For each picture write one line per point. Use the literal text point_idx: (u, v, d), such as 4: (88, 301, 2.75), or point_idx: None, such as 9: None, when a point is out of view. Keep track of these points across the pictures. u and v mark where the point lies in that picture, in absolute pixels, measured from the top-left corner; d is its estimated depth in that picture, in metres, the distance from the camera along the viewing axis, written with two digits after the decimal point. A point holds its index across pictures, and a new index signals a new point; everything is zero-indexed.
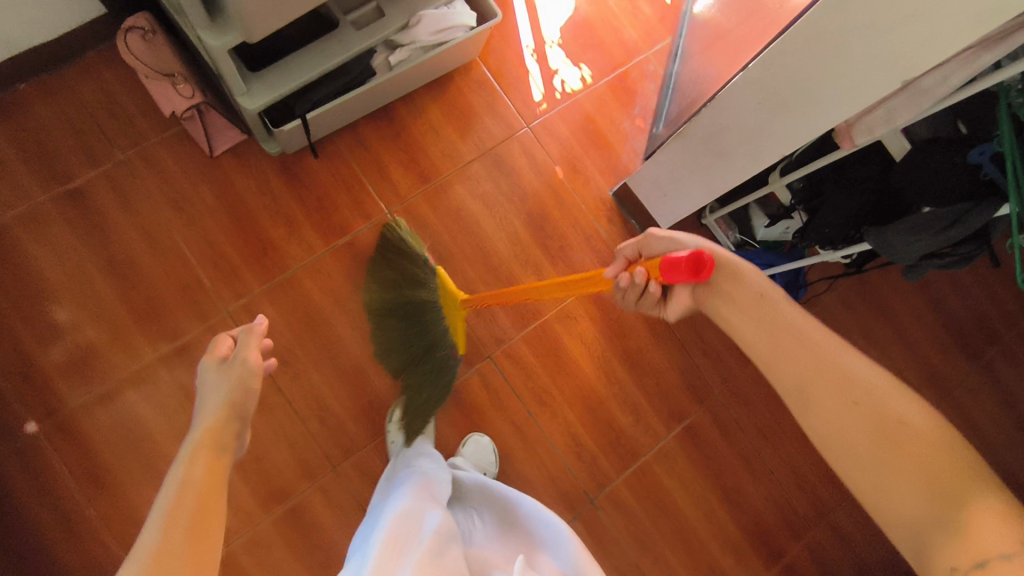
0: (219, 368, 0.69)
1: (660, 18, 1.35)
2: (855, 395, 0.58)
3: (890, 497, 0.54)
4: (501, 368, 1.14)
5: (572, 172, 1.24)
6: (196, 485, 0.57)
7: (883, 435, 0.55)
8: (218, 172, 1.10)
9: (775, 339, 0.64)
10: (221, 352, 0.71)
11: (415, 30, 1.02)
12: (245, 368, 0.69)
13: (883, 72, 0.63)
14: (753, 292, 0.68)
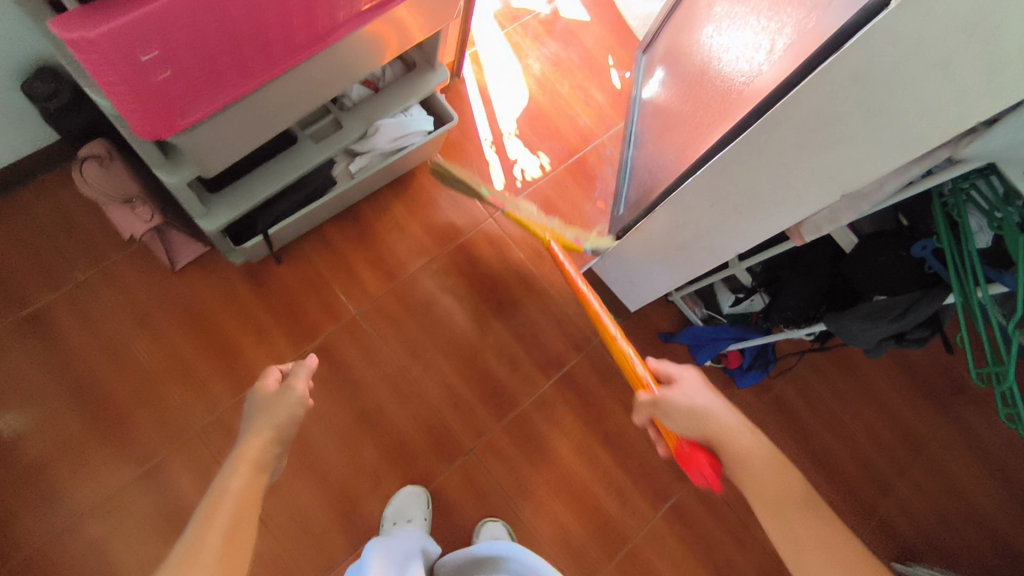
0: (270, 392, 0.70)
1: (611, 103, 1.41)
2: (829, 542, 0.60)
3: None
4: (483, 462, 1.11)
5: (537, 254, 1.24)
6: (232, 498, 0.59)
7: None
8: (181, 285, 1.08)
9: (761, 480, 0.65)
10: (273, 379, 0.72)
11: (373, 139, 1.05)
12: (290, 399, 0.68)
13: (823, 184, 0.66)
14: (726, 438, 0.68)
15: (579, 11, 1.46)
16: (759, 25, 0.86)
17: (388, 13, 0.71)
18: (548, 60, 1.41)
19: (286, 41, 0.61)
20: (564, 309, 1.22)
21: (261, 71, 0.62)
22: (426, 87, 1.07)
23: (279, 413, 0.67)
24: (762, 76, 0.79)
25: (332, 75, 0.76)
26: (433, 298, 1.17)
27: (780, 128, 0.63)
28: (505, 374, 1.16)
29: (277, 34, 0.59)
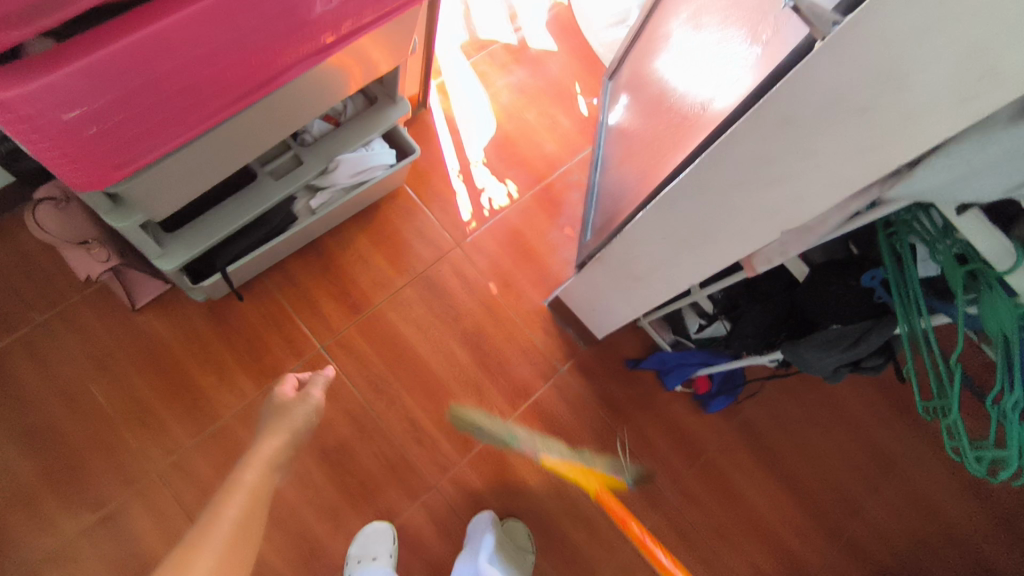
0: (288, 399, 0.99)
1: (579, 129, 1.42)
2: None
3: None
4: (446, 497, 1.12)
5: (505, 286, 1.26)
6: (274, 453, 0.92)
7: None
8: (141, 325, 1.08)
9: None
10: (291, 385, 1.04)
11: (334, 174, 1.05)
12: (306, 405, 0.99)
13: (764, 221, 0.66)
14: None
15: (546, 39, 1.47)
16: (716, 52, 0.85)
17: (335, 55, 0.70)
18: (515, 88, 1.42)
19: (228, 87, 0.60)
20: (527, 339, 1.23)
21: (197, 121, 0.61)
22: (388, 122, 1.07)
23: (293, 413, 0.96)
24: (717, 105, 0.78)
25: (273, 104, 0.76)
26: (398, 332, 1.18)
27: (721, 167, 0.64)
28: (470, 407, 1.17)
29: (216, 80, 0.58)
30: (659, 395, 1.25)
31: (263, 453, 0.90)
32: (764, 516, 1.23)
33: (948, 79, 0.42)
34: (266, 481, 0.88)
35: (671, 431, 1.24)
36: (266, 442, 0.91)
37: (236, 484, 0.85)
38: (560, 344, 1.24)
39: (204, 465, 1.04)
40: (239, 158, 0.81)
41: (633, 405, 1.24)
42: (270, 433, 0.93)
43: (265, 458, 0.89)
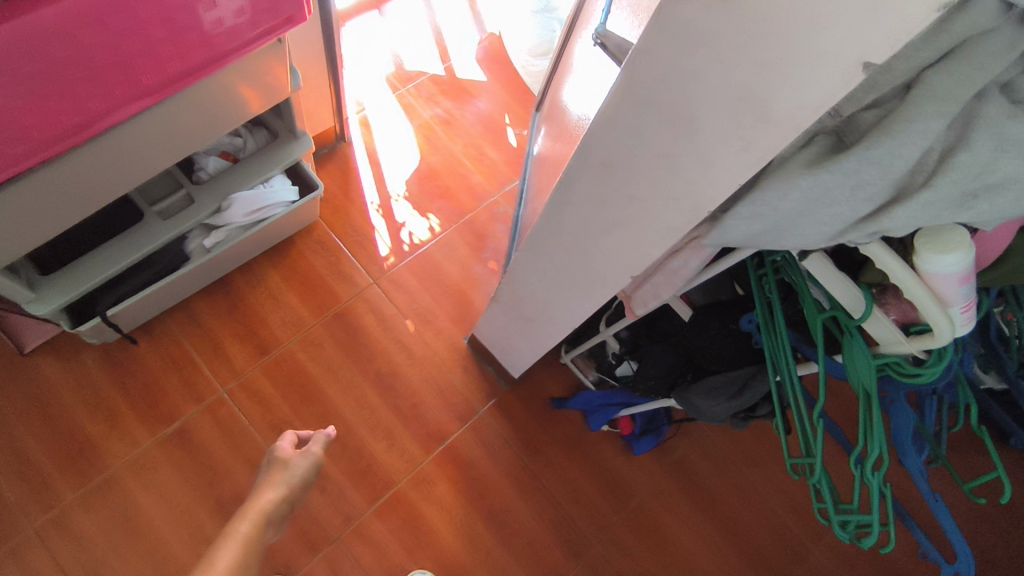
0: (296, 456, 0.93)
1: (507, 161, 1.39)
2: None
3: None
4: (351, 550, 1.05)
5: (423, 323, 1.21)
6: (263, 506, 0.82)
7: None
8: (29, 370, 1.04)
9: None
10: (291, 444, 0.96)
11: (229, 212, 1.01)
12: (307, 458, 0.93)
13: (618, 266, 0.62)
14: None
15: (474, 71, 1.46)
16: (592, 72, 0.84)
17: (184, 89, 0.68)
18: (442, 119, 1.40)
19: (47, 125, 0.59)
20: (445, 379, 1.18)
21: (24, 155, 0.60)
22: (290, 157, 1.04)
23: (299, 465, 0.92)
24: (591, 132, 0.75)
25: (121, 152, 0.73)
26: (307, 373, 1.13)
27: (567, 209, 0.60)
28: (380, 453, 1.11)
29: (14, 131, 0.57)
30: (586, 436, 1.20)
31: (265, 501, 0.84)
32: (696, 563, 1.17)
33: (729, 122, 0.38)
34: (266, 530, 0.80)
35: (599, 474, 1.18)
36: (268, 492, 0.85)
37: (231, 531, 0.76)
38: (480, 383, 1.19)
39: (87, 520, 0.99)
40: (100, 201, 0.78)
41: (556, 447, 1.18)
42: (271, 483, 0.87)
43: (263, 506, 0.82)
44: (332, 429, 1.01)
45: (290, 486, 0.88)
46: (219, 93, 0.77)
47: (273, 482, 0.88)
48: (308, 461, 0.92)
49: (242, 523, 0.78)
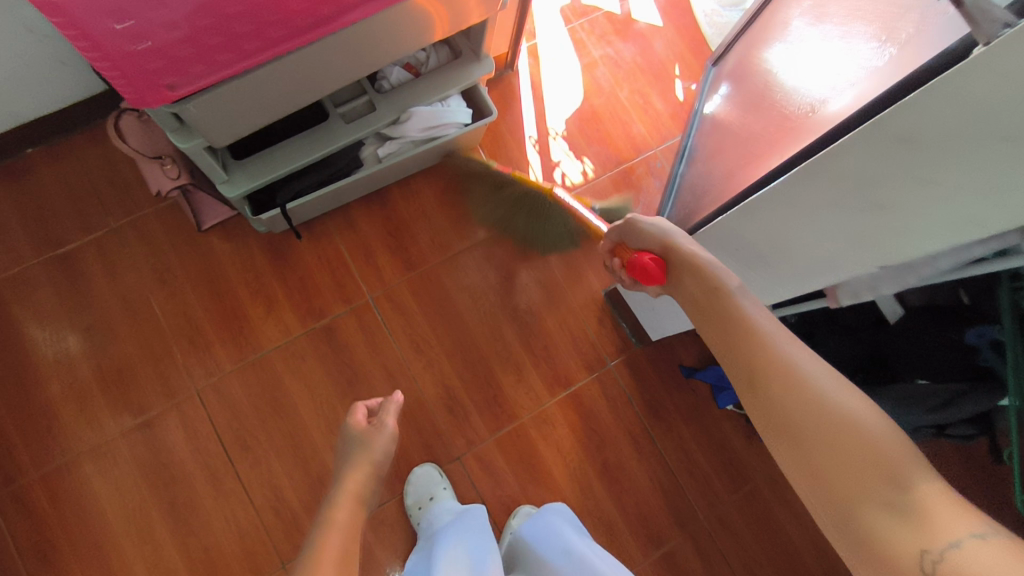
0: (364, 431, 0.75)
1: (672, 115, 1.32)
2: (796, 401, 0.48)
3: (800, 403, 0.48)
4: (469, 471, 1.10)
5: (564, 268, 1.20)
6: (350, 490, 0.65)
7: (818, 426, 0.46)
8: (204, 246, 1.11)
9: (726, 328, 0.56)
10: (359, 418, 0.77)
11: (406, 125, 1.01)
12: (383, 436, 0.74)
13: (860, 253, 0.57)
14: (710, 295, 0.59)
15: (652, 13, 1.36)
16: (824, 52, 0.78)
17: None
18: (611, 61, 1.33)
19: (283, 20, 0.58)
20: (578, 327, 1.18)
21: (256, 50, 0.59)
22: (469, 79, 1.01)
23: (371, 442, 0.73)
24: (830, 107, 0.69)
25: (336, 63, 0.72)
26: (449, 296, 1.16)
27: (818, 179, 0.55)
28: (508, 385, 1.13)
29: (263, 21, 0.56)
30: (710, 411, 1.17)
31: (351, 488, 0.66)
32: (802, 562, 1.13)
33: None
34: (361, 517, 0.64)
35: (716, 450, 1.16)
36: (357, 473, 0.67)
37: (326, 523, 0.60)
38: (611, 338, 1.18)
39: (241, 392, 1.07)
40: (300, 98, 0.76)
41: (678, 416, 1.16)
42: (355, 465, 0.69)
43: (359, 492, 0.66)
44: (400, 394, 0.82)
45: (375, 468, 0.70)
46: (433, 17, 0.74)
47: (355, 460, 0.70)
48: (388, 439, 0.73)
49: (344, 511, 0.62)
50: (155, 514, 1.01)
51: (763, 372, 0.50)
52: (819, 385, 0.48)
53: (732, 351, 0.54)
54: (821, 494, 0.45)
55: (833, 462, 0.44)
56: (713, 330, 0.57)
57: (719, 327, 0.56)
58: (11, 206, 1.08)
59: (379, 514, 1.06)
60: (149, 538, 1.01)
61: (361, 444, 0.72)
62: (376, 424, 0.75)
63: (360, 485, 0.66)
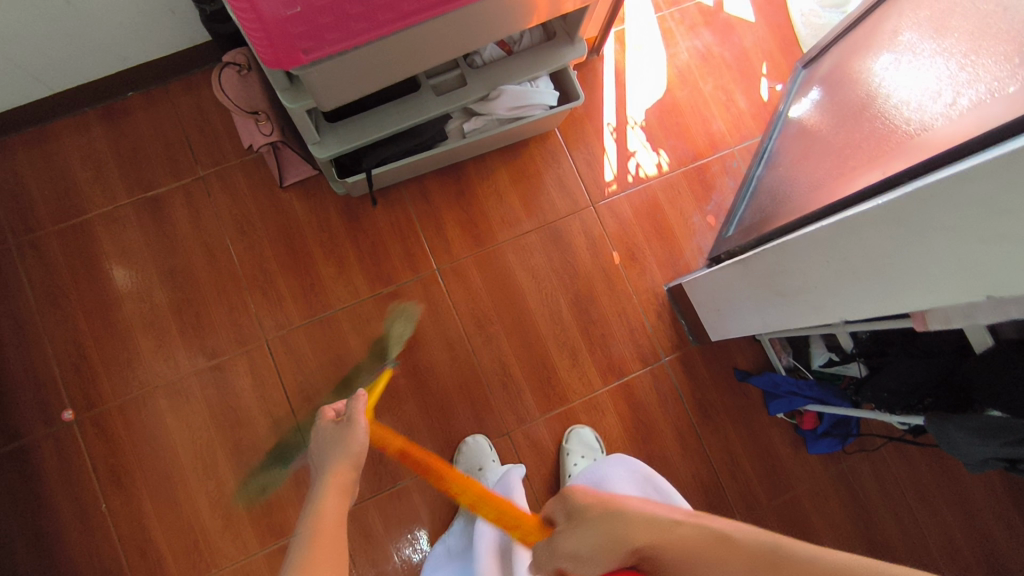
0: (331, 426, 0.75)
1: (754, 114, 1.29)
2: None
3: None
4: (516, 447, 1.12)
5: (628, 258, 1.21)
6: (334, 478, 0.67)
7: None
8: (284, 201, 1.15)
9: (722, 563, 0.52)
10: (330, 415, 0.78)
11: (495, 103, 1.02)
12: (352, 431, 0.72)
13: (964, 283, 0.57)
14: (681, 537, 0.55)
15: (745, 7, 1.33)
16: (941, 68, 0.77)
17: None
18: (698, 53, 1.30)
19: None
20: (637, 319, 1.19)
21: (388, 23, 0.62)
22: (561, 62, 1.01)
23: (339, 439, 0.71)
24: (948, 127, 0.68)
25: (451, 38, 0.74)
26: (512, 275, 1.17)
27: (935, 202, 0.55)
28: (563, 368, 1.15)
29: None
30: (760, 416, 1.17)
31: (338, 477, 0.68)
32: None
33: None
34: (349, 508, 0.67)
35: (762, 456, 1.15)
36: (339, 469, 0.68)
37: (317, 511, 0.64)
38: (669, 333, 1.19)
39: (307, 347, 1.11)
40: (408, 70, 0.78)
41: (727, 417, 1.16)
42: (336, 460, 0.70)
43: (344, 485, 0.68)
44: (362, 393, 0.75)
45: (354, 461, 0.70)
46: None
47: (338, 456, 0.70)
48: (360, 432, 0.71)
49: (332, 506, 0.64)
50: (219, 453, 1.07)
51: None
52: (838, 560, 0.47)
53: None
54: None
55: None
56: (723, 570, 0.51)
57: (741, 569, 0.50)
58: (109, 146, 1.13)
59: (426, 478, 1.10)
60: (213, 474, 1.07)
61: (337, 440, 0.71)
62: (347, 420, 0.73)
63: (343, 483, 0.67)
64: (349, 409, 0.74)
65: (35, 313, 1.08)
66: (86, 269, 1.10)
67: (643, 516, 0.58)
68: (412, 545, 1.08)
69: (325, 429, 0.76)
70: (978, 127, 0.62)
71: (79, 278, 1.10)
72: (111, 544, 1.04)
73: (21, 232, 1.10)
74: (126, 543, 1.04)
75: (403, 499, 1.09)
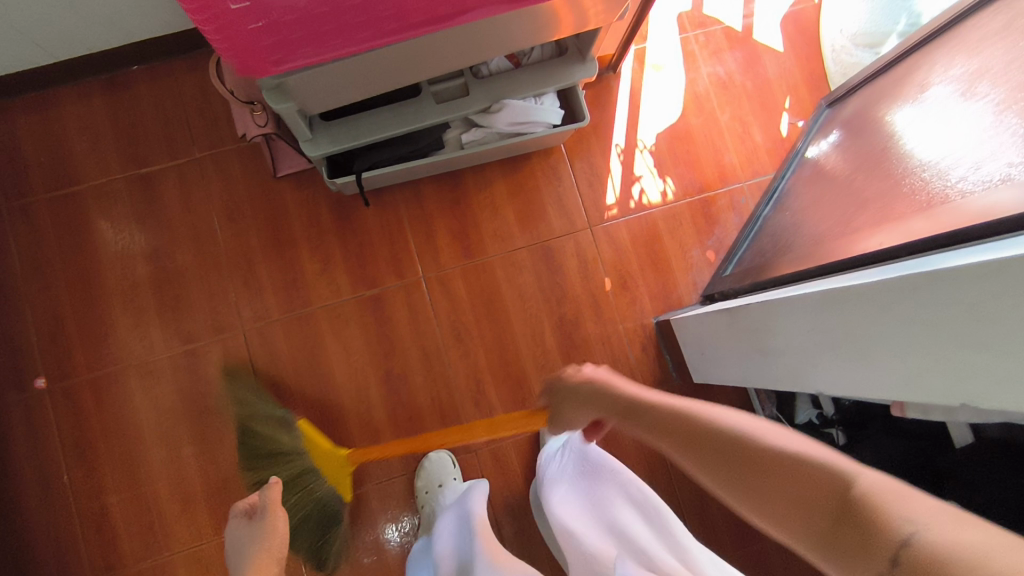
0: (244, 523, 0.70)
1: (770, 150, 1.24)
2: (750, 458, 0.47)
3: (763, 472, 0.46)
4: (481, 466, 1.10)
5: (620, 286, 1.17)
6: None
7: (750, 458, 0.47)
8: (276, 192, 1.13)
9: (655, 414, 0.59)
10: (244, 505, 0.72)
11: (495, 117, 0.98)
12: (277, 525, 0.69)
13: (934, 385, 0.53)
14: (621, 406, 0.63)
15: (775, 36, 1.27)
16: (962, 137, 0.72)
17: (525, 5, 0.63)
18: (718, 80, 1.25)
19: (399, 15, 0.56)
20: (621, 349, 1.15)
21: (367, 39, 0.58)
22: (569, 81, 0.97)
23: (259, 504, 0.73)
24: (960, 205, 0.64)
25: (438, 49, 0.70)
26: (498, 291, 1.15)
27: (921, 295, 0.52)
28: (538, 393, 1.13)
29: (380, 13, 0.55)
30: None
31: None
32: None
33: None
34: None
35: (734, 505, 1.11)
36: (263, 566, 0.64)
37: None
38: (652, 368, 1.15)
39: (282, 341, 1.10)
40: (396, 79, 0.74)
41: None
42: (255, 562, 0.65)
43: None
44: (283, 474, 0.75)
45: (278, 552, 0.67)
46: (550, 17, 0.72)
47: (257, 553, 0.66)
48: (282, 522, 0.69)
49: None
50: (184, 438, 1.07)
51: (700, 440, 0.52)
52: (765, 438, 0.48)
53: (706, 451, 0.51)
54: (792, 532, 0.43)
55: (790, 494, 0.43)
56: (670, 435, 0.55)
57: (673, 441, 0.55)
58: (108, 118, 1.12)
59: (386, 486, 1.09)
60: (176, 459, 1.06)
61: (258, 536, 0.68)
62: (262, 513, 0.70)
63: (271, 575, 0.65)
64: (264, 502, 0.70)
65: (19, 278, 1.08)
66: (73, 239, 1.10)
67: (603, 389, 0.67)
68: (365, 551, 1.07)
69: (238, 529, 0.70)
70: (987, 214, 0.57)
71: (65, 248, 1.09)
72: (68, 516, 1.04)
73: (14, 196, 1.10)
74: (82, 517, 1.04)
75: (361, 506, 1.08)
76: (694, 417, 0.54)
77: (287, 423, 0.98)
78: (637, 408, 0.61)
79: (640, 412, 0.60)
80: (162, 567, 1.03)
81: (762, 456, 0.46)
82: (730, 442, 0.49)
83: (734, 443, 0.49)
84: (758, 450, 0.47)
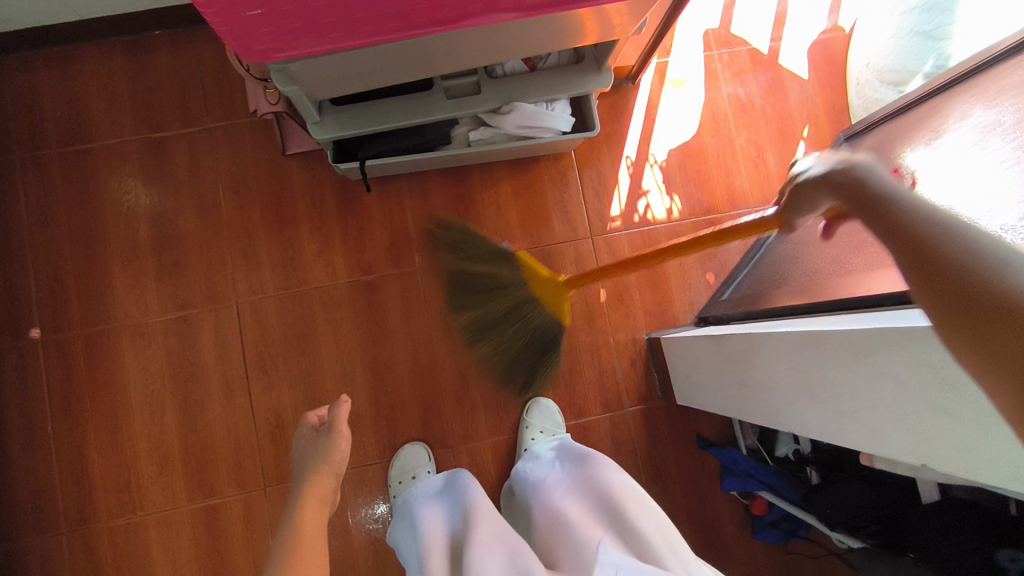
0: (311, 431, 0.88)
1: (782, 177, 1.23)
2: (935, 271, 0.43)
3: (947, 295, 0.41)
4: (457, 462, 1.11)
5: (615, 298, 1.17)
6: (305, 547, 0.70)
7: (942, 279, 0.42)
8: (283, 169, 1.14)
9: (880, 212, 0.53)
10: (312, 420, 0.89)
11: (505, 118, 0.99)
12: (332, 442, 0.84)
13: (900, 439, 0.54)
14: (855, 187, 0.58)
15: (800, 63, 1.25)
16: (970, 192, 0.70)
17: (531, 14, 0.62)
18: (738, 101, 1.24)
19: (400, 14, 0.56)
20: (609, 361, 1.15)
21: (366, 34, 0.58)
22: (582, 89, 0.97)
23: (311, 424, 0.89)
24: None
25: (444, 48, 0.70)
26: None
27: (892, 351, 0.51)
28: (522, 396, 1.13)
29: (379, 11, 0.55)
30: (712, 489, 1.12)
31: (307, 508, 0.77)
32: None
33: None
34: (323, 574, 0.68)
35: (704, 530, 1.11)
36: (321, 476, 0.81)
37: None
38: (638, 384, 1.15)
39: (274, 317, 1.11)
40: (401, 74, 0.75)
41: (678, 483, 1.12)
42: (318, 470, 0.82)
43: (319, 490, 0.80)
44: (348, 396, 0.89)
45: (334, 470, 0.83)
46: (559, 26, 0.71)
47: (319, 462, 0.82)
48: (341, 441, 0.84)
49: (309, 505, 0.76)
50: (168, 401, 1.08)
51: (922, 234, 0.46)
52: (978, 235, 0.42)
53: (925, 235, 0.46)
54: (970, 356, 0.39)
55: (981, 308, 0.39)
56: (890, 223, 0.51)
57: (907, 212, 0.50)
58: (126, 79, 1.13)
59: (361, 472, 1.09)
60: (158, 421, 1.08)
61: (321, 446, 0.84)
62: (328, 428, 0.85)
63: (324, 487, 0.80)
64: (331, 418, 0.86)
65: (24, 228, 1.10)
66: (80, 196, 1.11)
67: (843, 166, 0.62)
68: (333, 533, 1.08)
69: (307, 434, 0.87)
70: None
71: (71, 204, 1.11)
72: (49, 465, 1.06)
73: (27, 147, 1.11)
74: (62, 468, 1.06)
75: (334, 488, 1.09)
76: (920, 209, 0.49)
77: (507, 257, 1.02)
78: (877, 203, 0.54)
79: (879, 204, 0.54)
80: (135, 526, 1.05)
81: (973, 254, 0.41)
82: (945, 245, 0.44)
83: (944, 247, 0.44)
84: (953, 258, 0.42)
